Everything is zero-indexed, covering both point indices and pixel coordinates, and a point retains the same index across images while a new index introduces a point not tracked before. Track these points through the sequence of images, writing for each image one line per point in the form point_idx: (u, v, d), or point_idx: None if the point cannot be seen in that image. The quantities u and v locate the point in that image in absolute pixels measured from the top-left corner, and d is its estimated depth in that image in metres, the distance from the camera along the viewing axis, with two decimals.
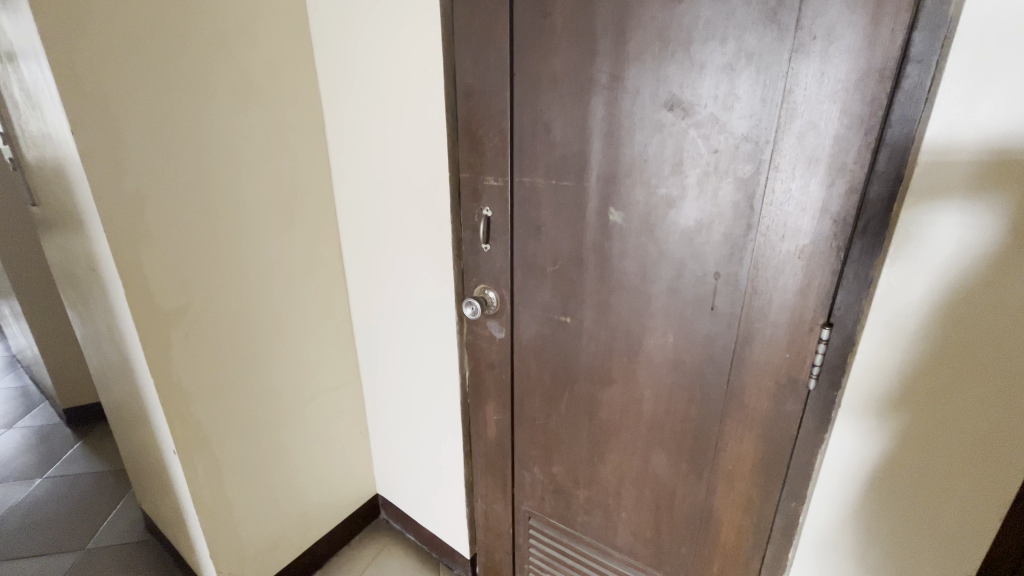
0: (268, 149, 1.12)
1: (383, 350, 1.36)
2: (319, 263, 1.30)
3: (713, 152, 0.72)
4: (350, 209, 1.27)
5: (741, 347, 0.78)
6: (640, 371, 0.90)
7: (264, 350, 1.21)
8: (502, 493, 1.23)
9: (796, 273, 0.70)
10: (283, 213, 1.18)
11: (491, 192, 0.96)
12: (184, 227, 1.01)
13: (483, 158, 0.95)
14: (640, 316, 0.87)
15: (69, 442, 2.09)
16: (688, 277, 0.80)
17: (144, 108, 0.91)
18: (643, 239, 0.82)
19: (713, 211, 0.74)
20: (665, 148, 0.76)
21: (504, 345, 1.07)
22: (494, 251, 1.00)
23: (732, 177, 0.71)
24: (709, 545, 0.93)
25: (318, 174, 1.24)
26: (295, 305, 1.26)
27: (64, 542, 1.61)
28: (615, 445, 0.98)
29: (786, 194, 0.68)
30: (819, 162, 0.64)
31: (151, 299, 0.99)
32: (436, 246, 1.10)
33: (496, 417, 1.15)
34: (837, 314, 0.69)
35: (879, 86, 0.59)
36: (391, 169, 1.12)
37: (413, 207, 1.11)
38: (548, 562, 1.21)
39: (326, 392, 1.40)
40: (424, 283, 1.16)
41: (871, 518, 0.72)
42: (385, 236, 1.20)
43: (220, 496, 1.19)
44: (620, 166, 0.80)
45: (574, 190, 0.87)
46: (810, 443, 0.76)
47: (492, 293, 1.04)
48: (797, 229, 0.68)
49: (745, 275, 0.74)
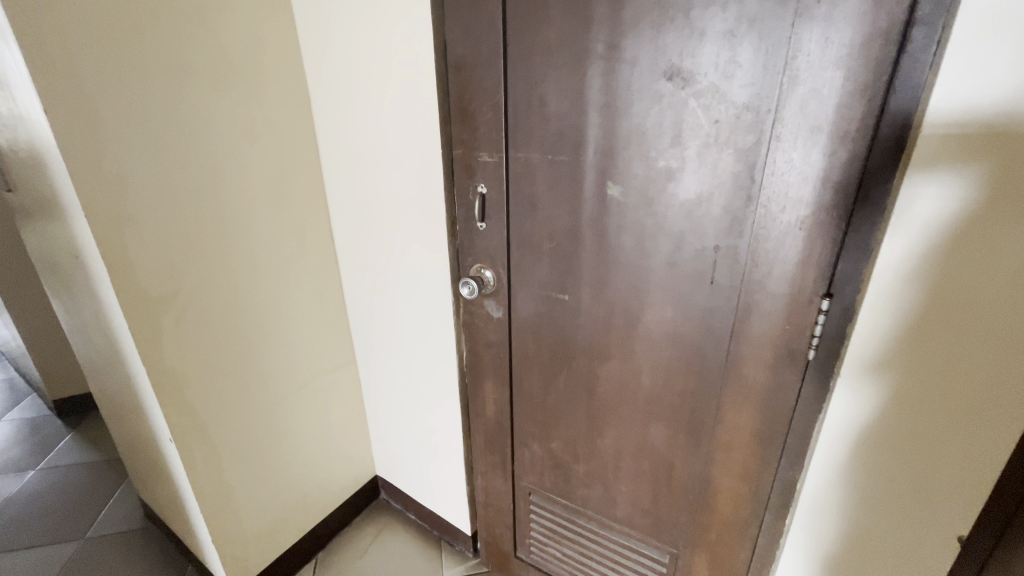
0: (253, 128, 1.08)
1: (378, 332, 1.35)
2: (309, 245, 1.27)
3: (711, 122, 0.70)
4: (340, 190, 1.24)
5: (740, 318, 0.78)
6: (639, 346, 0.90)
7: (258, 335, 1.20)
8: (503, 470, 1.24)
9: (798, 244, 0.70)
10: (271, 194, 1.15)
11: (486, 168, 0.94)
12: (169, 210, 0.98)
13: (477, 134, 0.93)
14: (639, 290, 0.86)
15: (60, 432, 2.07)
16: (687, 250, 0.79)
17: (122, 87, 0.87)
18: (641, 213, 0.81)
19: (712, 183, 0.73)
20: (662, 118, 0.74)
21: (500, 323, 1.06)
22: (490, 230, 0.99)
23: (733, 148, 0.70)
24: (707, 514, 0.94)
25: (304, 153, 1.20)
26: (287, 289, 1.24)
27: (63, 532, 1.60)
28: (614, 420, 0.99)
29: (787, 164, 0.67)
30: (822, 130, 0.63)
31: (139, 286, 0.96)
32: (429, 225, 1.08)
33: (495, 396, 1.15)
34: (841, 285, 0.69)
35: (885, 50, 0.57)
36: (381, 146, 1.09)
37: (405, 186, 1.09)
38: (548, 536, 1.23)
39: (321, 375, 1.39)
40: (418, 263, 1.15)
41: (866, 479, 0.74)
42: (376, 216, 1.18)
43: (219, 482, 1.19)
44: (618, 138, 0.79)
45: (569, 165, 0.85)
46: (808, 411, 0.77)
47: (488, 272, 1.02)
48: (797, 199, 0.68)
49: (742, 246, 0.74)
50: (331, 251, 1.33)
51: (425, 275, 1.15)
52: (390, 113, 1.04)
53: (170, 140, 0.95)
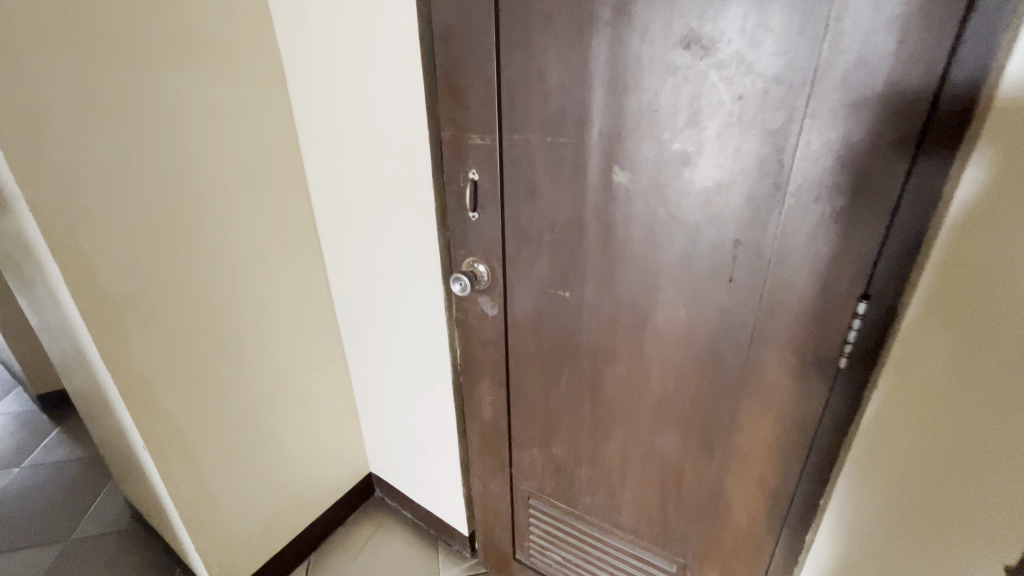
0: (222, 109, 0.98)
1: (368, 327, 1.27)
2: (292, 236, 1.18)
3: (735, 98, 0.61)
4: (322, 176, 1.14)
5: (762, 320, 0.70)
6: (647, 348, 0.82)
7: (238, 334, 1.12)
8: (501, 473, 1.17)
9: (833, 239, 0.61)
10: (246, 182, 1.06)
11: (479, 152, 0.85)
12: (130, 201, 0.88)
13: (467, 113, 0.83)
14: (648, 288, 0.78)
15: (46, 427, 2.01)
16: (704, 244, 0.70)
17: (66, 61, 0.77)
18: (651, 202, 0.72)
19: (736, 168, 0.64)
20: (679, 94, 0.64)
21: (496, 321, 0.98)
22: (484, 220, 0.90)
23: (761, 128, 0.61)
24: (719, 526, 0.88)
25: (283, 135, 1.10)
26: (269, 283, 1.16)
27: (48, 532, 1.55)
28: (619, 425, 0.92)
29: (824, 147, 0.58)
30: (867, 107, 0.54)
31: (99, 285, 0.88)
32: (419, 213, 0.99)
33: (492, 397, 1.08)
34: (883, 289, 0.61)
35: (949, 10, 0.48)
36: (365, 127, 0.99)
37: (392, 171, 0.99)
38: (548, 540, 1.17)
39: (309, 373, 1.32)
40: (409, 255, 1.07)
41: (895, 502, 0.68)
42: (363, 204, 1.09)
43: (200, 489, 1.12)
44: (626, 117, 0.70)
45: (571, 148, 0.76)
46: (837, 422, 0.70)
47: (482, 266, 0.94)
48: (834, 187, 0.59)
49: (769, 240, 0.65)
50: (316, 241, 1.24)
51: (416, 267, 1.06)
52: (373, 90, 0.94)
53: (125, 124, 0.85)
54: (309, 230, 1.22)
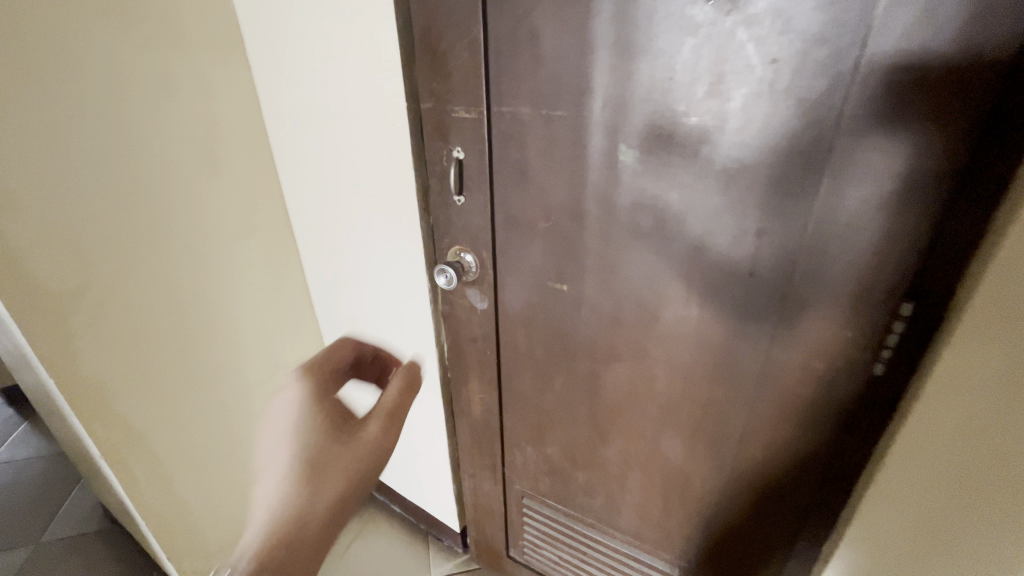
0: (166, 76, 0.86)
1: (347, 319, 1.19)
2: (259, 222, 1.08)
3: (768, 68, 0.52)
4: (289, 155, 1.03)
5: (784, 320, 0.63)
6: (653, 347, 0.74)
7: (204, 330, 1.03)
8: (492, 473, 1.11)
9: (874, 234, 0.54)
10: (200, 160, 0.94)
11: (462, 128, 0.74)
12: (65, 180, 0.76)
13: (449, 82, 0.72)
14: (655, 282, 0.70)
15: (8, 423, 1.89)
16: (722, 237, 0.62)
17: None
18: (662, 185, 0.63)
19: (766, 151, 0.55)
20: (698, 61, 0.55)
21: (485, 317, 0.89)
22: (470, 206, 0.80)
23: (799, 105, 0.52)
24: (727, 531, 0.83)
25: (246, 112, 0.99)
26: (236, 275, 1.06)
27: (13, 538, 1.46)
28: (620, 427, 0.85)
29: (869, 127, 0.50)
30: (929, 72, 0.46)
31: (33, 280, 0.75)
32: (398, 195, 0.89)
33: (481, 396, 1.00)
34: (923, 292, 0.54)
35: None
36: (332, 97, 0.88)
37: (366, 148, 0.88)
38: (543, 539, 1.12)
39: (288, 367, 1.25)
40: (388, 242, 0.97)
41: (891, 543, 0.61)
42: (334, 186, 0.99)
43: (169, 498, 1.04)
44: (636, 85, 0.60)
45: (568, 121, 0.66)
46: (864, 429, 0.64)
47: (469, 256, 0.84)
48: (879, 175, 0.52)
49: (798, 235, 0.57)
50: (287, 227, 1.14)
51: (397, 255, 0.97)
52: (339, 53, 0.82)
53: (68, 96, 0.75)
54: (278, 215, 1.11)
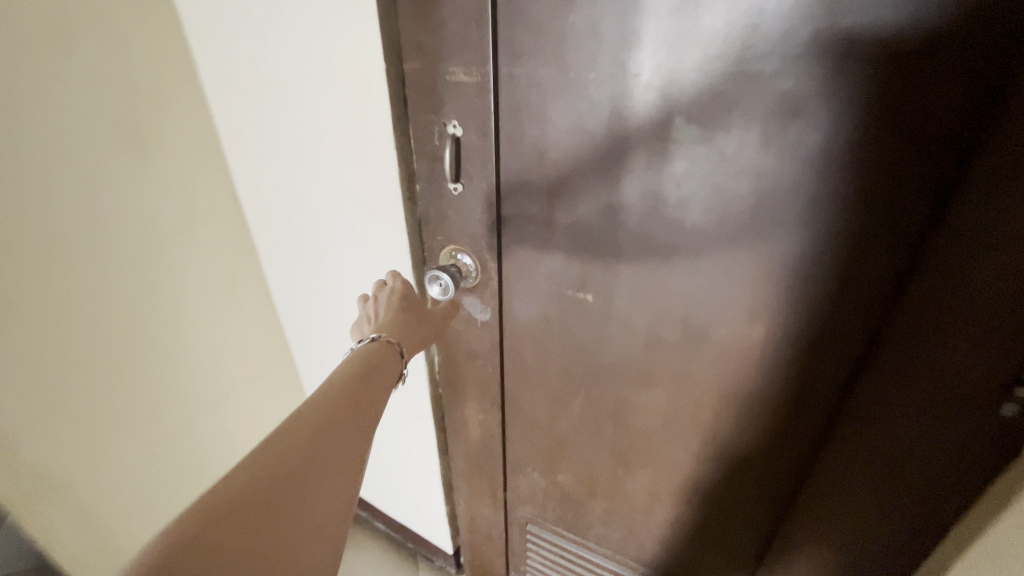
0: (58, 19, 0.63)
1: (316, 336, 0.99)
2: (206, 220, 0.87)
3: (812, 31, 0.41)
4: (233, 141, 0.80)
5: (812, 331, 0.55)
6: (703, 370, 0.62)
7: (138, 356, 0.82)
8: (491, 498, 0.97)
9: (918, 230, 0.46)
10: (118, 135, 0.72)
11: (461, 95, 0.57)
12: None
13: (443, 31, 0.54)
14: (719, 297, 0.56)
15: None
16: (753, 240, 0.51)
17: None
18: (730, 174, 0.49)
19: (805, 135, 0.45)
20: (731, 21, 0.43)
21: (486, 331, 0.73)
22: (469, 196, 0.63)
23: (845, 79, 0.42)
24: None
25: (176, 76, 0.76)
26: (177, 287, 0.86)
27: None
28: (651, 455, 0.72)
29: (928, 103, 0.41)
30: None
31: None
32: (373, 188, 0.70)
33: (480, 417, 0.85)
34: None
35: None
36: (279, 61, 0.66)
37: (329, 127, 0.68)
38: (549, 567, 1.01)
39: (250, 382, 1.05)
40: (363, 245, 0.78)
41: None
42: (290, 179, 0.77)
43: (102, 546, 0.87)
44: (706, 39, 0.44)
45: (611, 89, 0.50)
46: None
47: (468, 258, 0.67)
48: (934, 160, 0.43)
49: (835, 236, 0.48)
50: (237, 230, 0.91)
51: (372, 260, 0.79)
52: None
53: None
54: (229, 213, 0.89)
